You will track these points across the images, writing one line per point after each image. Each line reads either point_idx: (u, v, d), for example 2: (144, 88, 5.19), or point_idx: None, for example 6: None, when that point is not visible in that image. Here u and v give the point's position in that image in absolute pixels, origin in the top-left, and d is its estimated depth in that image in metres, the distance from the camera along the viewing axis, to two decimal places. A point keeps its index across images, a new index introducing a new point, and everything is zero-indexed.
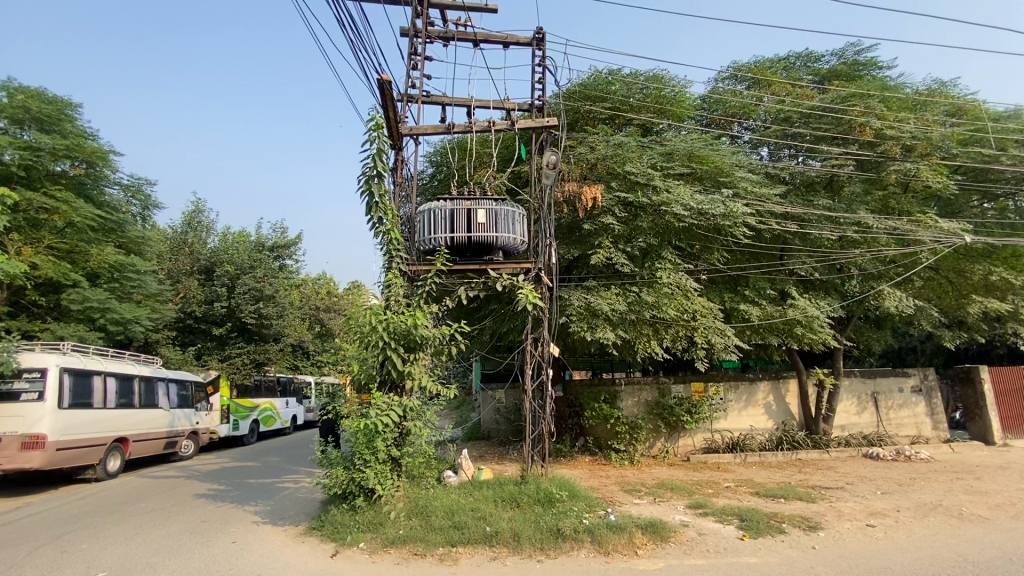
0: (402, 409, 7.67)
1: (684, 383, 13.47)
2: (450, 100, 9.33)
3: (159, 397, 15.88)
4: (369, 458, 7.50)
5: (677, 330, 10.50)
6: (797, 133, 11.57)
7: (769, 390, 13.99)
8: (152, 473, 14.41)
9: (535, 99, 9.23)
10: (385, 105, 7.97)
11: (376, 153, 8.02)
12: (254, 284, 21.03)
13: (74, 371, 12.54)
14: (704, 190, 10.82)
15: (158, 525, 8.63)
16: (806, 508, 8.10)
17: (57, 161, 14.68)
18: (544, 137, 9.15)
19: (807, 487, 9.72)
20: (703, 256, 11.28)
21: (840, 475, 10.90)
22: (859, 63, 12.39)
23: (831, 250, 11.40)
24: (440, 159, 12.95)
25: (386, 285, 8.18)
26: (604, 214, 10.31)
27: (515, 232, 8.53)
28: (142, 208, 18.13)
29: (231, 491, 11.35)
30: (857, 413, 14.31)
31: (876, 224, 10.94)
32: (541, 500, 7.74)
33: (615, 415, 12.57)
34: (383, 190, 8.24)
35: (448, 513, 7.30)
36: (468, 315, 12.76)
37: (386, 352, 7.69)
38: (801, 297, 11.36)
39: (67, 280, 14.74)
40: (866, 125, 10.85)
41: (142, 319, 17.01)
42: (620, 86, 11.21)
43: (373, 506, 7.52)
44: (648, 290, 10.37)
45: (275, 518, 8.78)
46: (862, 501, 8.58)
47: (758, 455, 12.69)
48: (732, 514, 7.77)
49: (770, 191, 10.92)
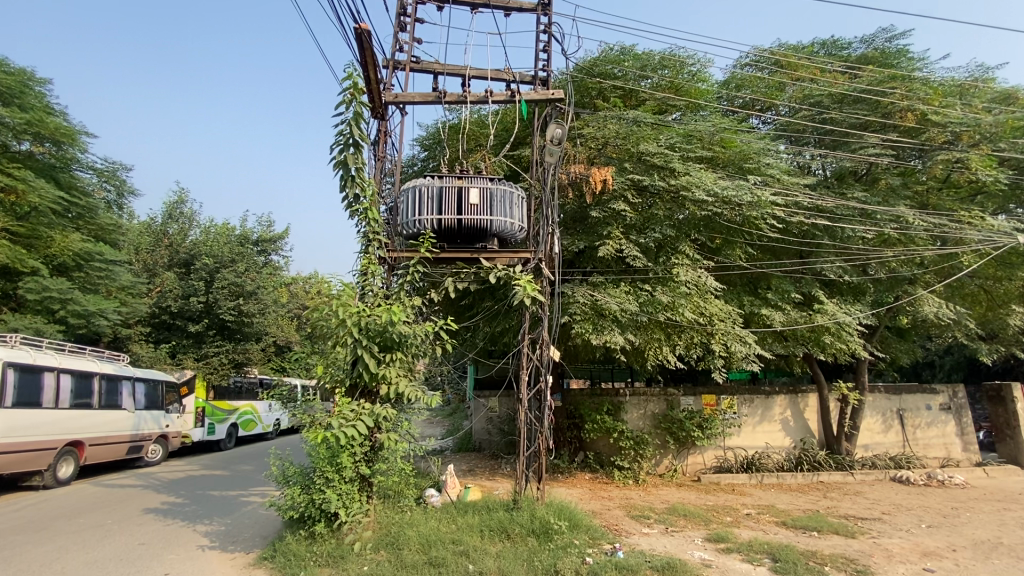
0: (375, 418, 6.43)
1: (695, 395, 12.30)
2: (442, 68, 8.21)
3: (123, 397, 14.61)
4: (332, 477, 6.29)
5: (692, 336, 9.33)
6: (831, 118, 10.65)
7: (786, 404, 12.81)
8: (110, 481, 13.11)
9: (540, 68, 8.08)
10: (365, 62, 6.83)
11: (353, 118, 6.86)
12: (235, 279, 19.80)
13: (21, 367, 11.25)
14: (727, 177, 9.78)
15: (88, 548, 7.38)
16: (846, 545, 6.91)
17: (19, 138, 13.58)
18: (549, 111, 7.97)
19: (839, 517, 8.51)
20: (724, 252, 10.18)
21: (872, 502, 9.70)
22: (890, 50, 11.27)
23: (864, 250, 10.31)
24: (433, 144, 11.88)
25: (362, 274, 7.01)
26: (616, 199, 9.29)
27: (512, 216, 7.39)
28: (117, 195, 17.00)
29: (188, 505, 10.07)
30: (882, 432, 13.13)
31: (917, 221, 9.85)
32: (536, 532, 6.52)
33: (619, 428, 11.42)
34: (360, 162, 7.06)
35: (424, 547, 6.11)
36: (459, 313, 11.58)
37: (357, 350, 6.49)
38: (829, 301, 10.27)
39: (24, 266, 13.49)
40: (908, 111, 9.98)
41: (110, 313, 15.77)
42: (631, 65, 10.26)
43: (334, 534, 6.30)
44: (663, 288, 9.23)
45: (226, 542, 7.53)
46: (909, 536, 7.40)
47: (776, 477, 11.51)
48: (760, 551, 6.56)
49: (799, 181, 9.86)
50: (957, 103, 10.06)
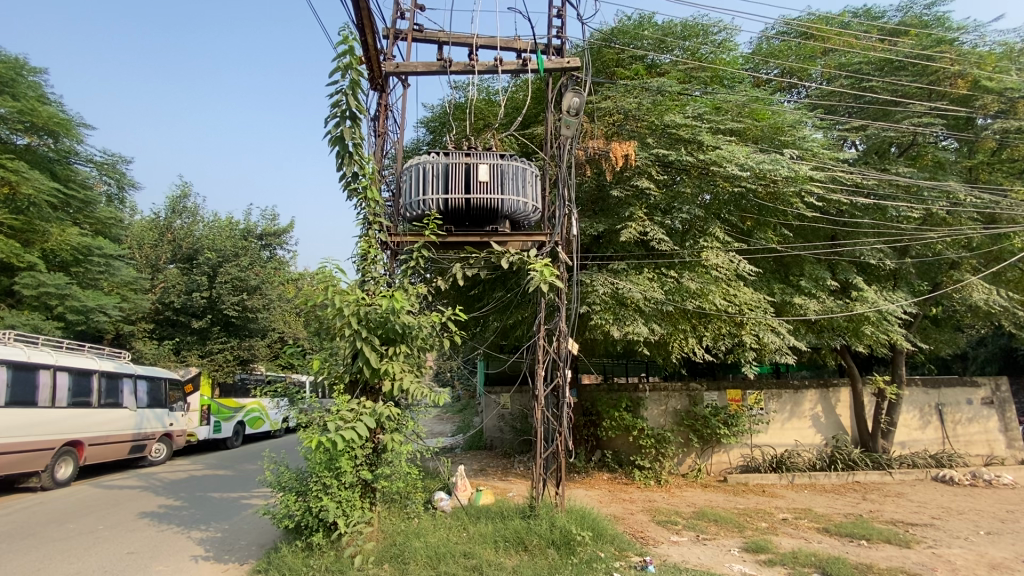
0: (378, 418, 5.80)
1: (719, 389, 11.55)
2: (447, 37, 7.52)
3: (124, 396, 14.17)
4: (331, 483, 5.68)
5: (719, 326, 8.69)
6: (872, 87, 10.20)
7: (816, 399, 12.02)
8: (110, 482, 12.68)
9: (554, 34, 7.29)
10: (362, 25, 6.16)
11: (350, 87, 6.20)
12: (238, 274, 19.31)
13: (14, 364, 10.72)
14: (761, 151, 9.23)
15: (73, 558, 6.84)
16: (904, 557, 6.19)
17: (12, 128, 13.06)
18: (564, 82, 7.20)
19: (886, 522, 7.79)
20: (756, 235, 9.56)
21: (918, 505, 8.96)
22: (929, 17, 10.50)
23: (905, 230, 9.70)
24: (439, 126, 11.27)
25: (362, 259, 6.36)
26: (638, 175, 8.75)
27: (525, 196, 6.71)
28: (117, 188, 16.51)
29: (186, 509, 9.55)
30: (920, 428, 12.32)
31: (967, 197, 9.44)
32: (557, 543, 5.90)
33: (639, 426, 10.75)
34: (359, 137, 6.41)
35: (432, 561, 5.54)
36: (468, 304, 10.97)
37: (357, 342, 5.87)
38: (869, 288, 9.49)
39: (18, 261, 13.01)
40: (959, 76, 9.60)
41: (110, 309, 15.28)
42: (650, 35, 9.69)
43: (334, 546, 5.71)
44: (691, 274, 8.57)
45: (220, 552, 6.97)
46: (970, 546, 6.68)
47: (809, 477, 10.75)
48: (808, 564, 5.87)
49: (838, 155, 9.28)
50: (1012, 68, 9.55)
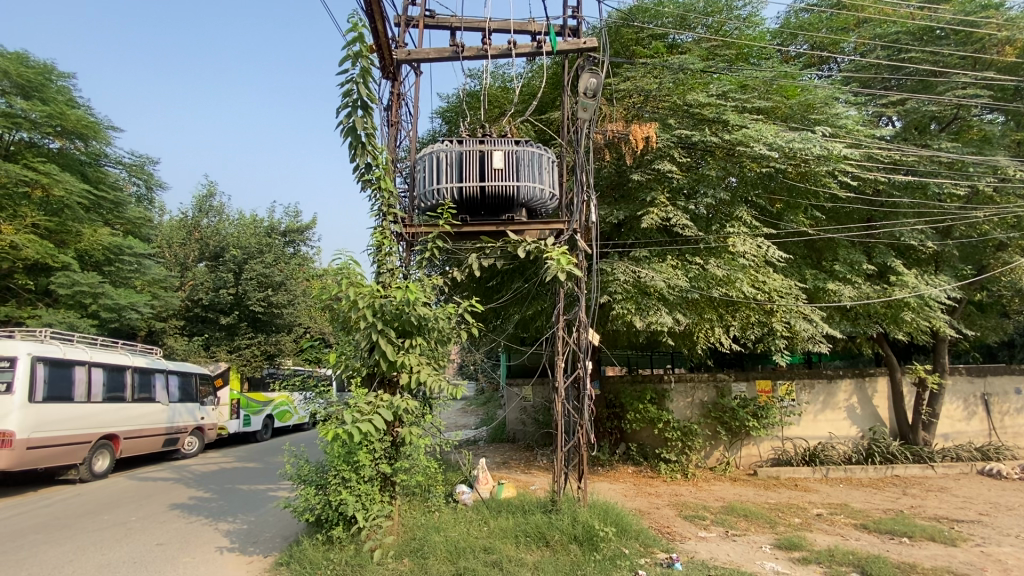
0: (394, 411, 5.71)
1: (748, 380, 11.16)
2: (459, 22, 7.32)
3: (157, 390, 14.54)
4: (349, 477, 5.64)
5: (747, 314, 8.38)
6: (911, 58, 9.68)
7: (852, 390, 11.52)
8: (145, 474, 13.05)
9: (570, 14, 7.01)
10: (371, 12, 6.03)
11: (361, 75, 6.08)
12: (263, 270, 19.64)
13: (51, 361, 11.06)
14: (791, 130, 8.82)
15: (104, 549, 6.98)
16: (950, 557, 5.82)
17: (42, 132, 13.39)
18: (581, 63, 6.90)
19: (929, 518, 7.39)
20: (786, 218, 9.19)
21: (963, 500, 8.49)
22: None
23: (947, 210, 9.24)
24: (455, 115, 11.15)
25: (376, 250, 6.27)
26: (660, 158, 8.48)
27: (542, 182, 6.51)
28: (144, 188, 16.86)
29: (214, 501, 9.75)
30: (965, 420, 11.71)
31: (1016, 172, 8.92)
32: (579, 538, 5.75)
33: (664, 418, 10.47)
34: (371, 126, 6.29)
35: (452, 556, 5.46)
36: (485, 296, 10.88)
37: (372, 335, 5.77)
38: (908, 272, 9.02)
39: (54, 261, 13.40)
40: (1007, 43, 9.08)
41: (141, 306, 15.65)
42: (671, 12, 9.35)
43: (354, 539, 5.67)
44: (717, 260, 8.24)
45: (245, 544, 7.04)
46: (1021, 544, 6.27)
47: (844, 471, 10.33)
48: (846, 563, 5.57)
49: (874, 131, 8.80)
50: None
